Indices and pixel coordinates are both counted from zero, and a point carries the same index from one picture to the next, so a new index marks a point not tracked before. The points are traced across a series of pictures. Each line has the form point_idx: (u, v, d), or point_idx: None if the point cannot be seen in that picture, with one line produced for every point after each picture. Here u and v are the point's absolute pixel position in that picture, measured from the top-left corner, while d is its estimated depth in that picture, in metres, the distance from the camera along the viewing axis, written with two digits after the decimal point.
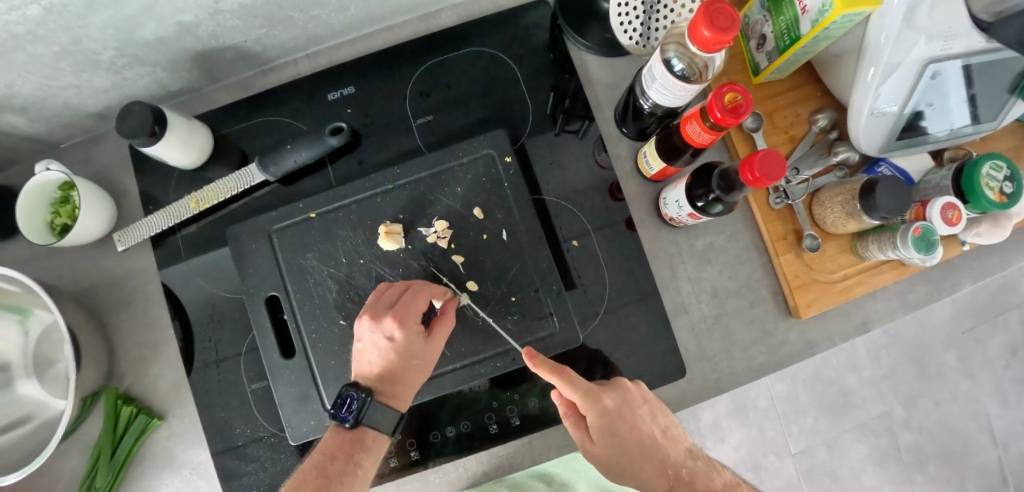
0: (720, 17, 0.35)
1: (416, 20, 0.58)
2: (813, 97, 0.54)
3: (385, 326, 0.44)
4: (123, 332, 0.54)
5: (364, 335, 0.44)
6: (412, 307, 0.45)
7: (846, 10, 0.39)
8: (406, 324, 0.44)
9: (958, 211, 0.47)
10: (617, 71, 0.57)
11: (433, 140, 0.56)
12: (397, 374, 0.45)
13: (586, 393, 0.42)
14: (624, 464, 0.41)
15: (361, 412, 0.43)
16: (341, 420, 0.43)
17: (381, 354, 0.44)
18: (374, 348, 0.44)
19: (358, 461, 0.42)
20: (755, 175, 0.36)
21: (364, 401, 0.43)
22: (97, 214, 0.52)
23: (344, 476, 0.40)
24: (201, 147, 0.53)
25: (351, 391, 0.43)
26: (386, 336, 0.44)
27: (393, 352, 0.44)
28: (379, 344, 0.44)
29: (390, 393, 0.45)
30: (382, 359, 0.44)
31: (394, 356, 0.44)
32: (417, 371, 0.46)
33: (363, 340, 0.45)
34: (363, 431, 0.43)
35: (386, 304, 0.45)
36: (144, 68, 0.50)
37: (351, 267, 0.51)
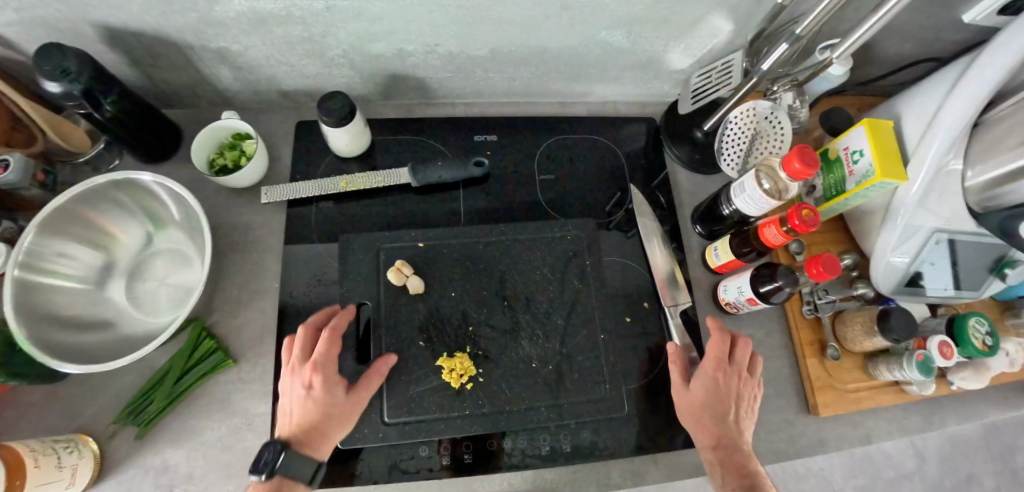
0: (806, 157, 0.50)
1: (553, 103, 0.74)
2: (841, 242, 0.69)
3: (305, 338, 0.51)
4: (231, 271, 0.58)
5: (288, 391, 0.49)
6: (331, 325, 0.51)
7: (883, 179, 0.55)
8: (309, 373, 0.48)
9: (951, 348, 0.59)
10: (696, 182, 0.73)
11: (546, 192, 0.68)
12: (324, 377, 0.49)
13: (716, 359, 0.52)
14: (700, 420, 0.51)
15: (278, 461, 0.44)
16: (287, 403, 0.47)
17: (308, 357, 0.50)
18: (309, 351, 0.50)
19: (338, 393, 0.49)
20: (818, 269, 0.49)
21: (295, 394, 0.47)
22: (256, 166, 0.59)
23: (321, 423, 0.47)
24: (362, 142, 0.64)
25: (293, 386, 0.48)
26: (304, 346, 0.50)
27: (308, 402, 0.47)
28: (305, 345, 0.50)
29: (306, 438, 0.46)
30: (315, 361, 0.49)
31: (303, 413, 0.47)
32: (328, 418, 0.47)
33: (287, 396, 0.49)
34: (333, 405, 0.48)
35: (297, 362, 0.50)
36: (348, 72, 0.62)
37: (439, 300, 0.57)
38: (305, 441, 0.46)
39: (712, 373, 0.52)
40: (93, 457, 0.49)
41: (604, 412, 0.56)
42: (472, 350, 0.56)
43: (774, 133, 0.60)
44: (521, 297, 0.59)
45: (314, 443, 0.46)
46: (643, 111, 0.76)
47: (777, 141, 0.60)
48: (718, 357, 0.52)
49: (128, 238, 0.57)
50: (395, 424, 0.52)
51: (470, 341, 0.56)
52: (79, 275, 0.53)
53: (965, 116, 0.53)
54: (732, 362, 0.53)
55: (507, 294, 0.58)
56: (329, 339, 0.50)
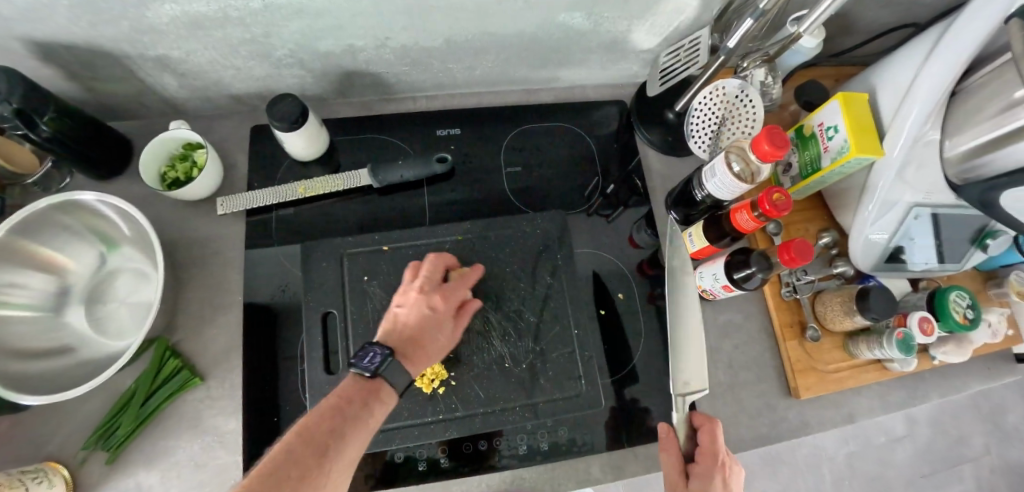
0: (776, 138, 0.48)
1: (519, 91, 0.71)
2: (820, 219, 0.67)
3: (431, 296, 0.51)
4: (192, 287, 0.57)
5: (405, 304, 0.50)
6: (456, 291, 0.53)
7: (858, 155, 0.53)
8: (432, 295, 0.51)
9: (931, 324, 0.57)
10: (670, 166, 0.70)
11: (514, 186, 0.66)
12: (423, 339, 0.49)
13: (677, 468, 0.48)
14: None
15: (384, 364, 0.45)
16: (360, 368, 0.45)
17: (418, 316, 0.49)
18: (413, 310, 0.50)
19: (372, 409, 0.43)
20: (790, 255, 0.47)
21: (387, 356, 0.46)
22: (209, 177, 0.57)
23: (355, 419, 0.42)
24: (319, 146, 0.61)
25: (374, 347, 0.46)
26: (428, 305, 0.50)
27: (417, 313, 0.50)
28: (420, 307, 0.50)
29: (407, 348, 0.48)
30: (418, 321, 0.49)
31: (417, 318, 0.49)
32: (431, 333, 0.50)
33: (401, 309, 0.50)
34: (380, 383, 0.45)
35: (430, 284, 0.52)
36: (299, 71, 0.59)
37: None
38: (328, 441, 0.39)
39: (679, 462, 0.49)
40: (63, 486, 0.48)
41: (581, 409, 0.55)
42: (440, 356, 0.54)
43: (747, 112, 0.57)
44: (491, 296, 0.57)
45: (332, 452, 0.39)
46: (614, 94, 0.73)
47: (749, 118, 0.57)
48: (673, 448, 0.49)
49: (83, 261, 0.55)
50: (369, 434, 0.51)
51: None
52: (32, 303, 0.52)
53: (941, 85, 0.50)
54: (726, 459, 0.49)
55: (476, 294, 0.57)
56: (460, 278, 0.54)
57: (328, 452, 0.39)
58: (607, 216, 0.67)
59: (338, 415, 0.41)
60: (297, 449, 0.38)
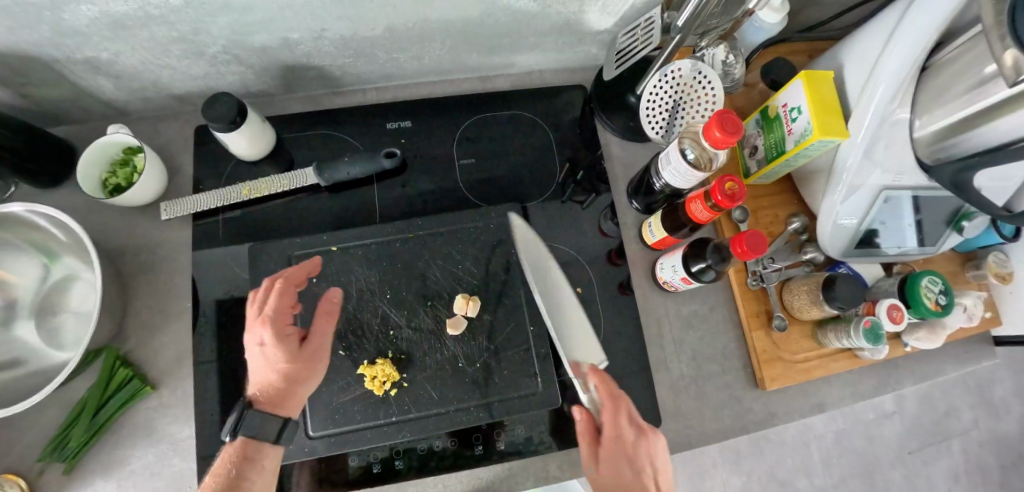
0: (728, 123, 0.45)
1: (474, 79, 0.68)
2: (789, 203, 0.65)
3: (257, 329, 0.47)
4: (142, 295, 0.56)
5: (257, 344, 0.47)
6: (280, 312, 0.48)
7: (821, 137, 0.50)
8: (288, 334, 0.48)
9: (901, 312, 0.56)
10: (633, 152, 0.68)
11: (470, 180, 0.64)
12: (285, 388, 0.47)
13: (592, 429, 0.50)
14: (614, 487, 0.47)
15: (241, 419, 0.44)
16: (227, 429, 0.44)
17: (275, 363, 0.47)
18: (248, 349, 0.48)
19: (248, 475, 0.42)
20: (743, 248, 0.44)
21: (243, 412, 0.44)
22: (152, 182, 0.56)
23: (234, 485, 0.41)
24: (265, 142, 0.59)
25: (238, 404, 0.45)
26: (258, 341, 0.47)
27: (268, 357, 0.47)
28: (278, 348, 0.47)
29: (269, 402, 0.46)
30: (286, 363, 0.47)
31: (256, 359, 0.48)
32: (285, 389, 0.47)
33: (257, 348, 0.47)
34: (245, 442, 0.44)
35: (268, 321, 0.47)
36: (237, 68, 0.57)
37: (360, 302, 0.55)
38: (238, 483, 0.41)
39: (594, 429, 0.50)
40: None
41: (537, 407, 0.54)
42: (391, 358, 0.53)
43: (703, 93, 0.54)
44: (444, 294, 0.56)
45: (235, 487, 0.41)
46: (574, 78, 0.70)
47: (708, 98, 0.54)
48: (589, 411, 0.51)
49: (25, 273, 0.54)
50: (320, 438, 0.51)
51: (392, 346, 0.54)
52: None
53: (908, 60, 0.47)
54: (629, 418, 0.49)
55: (427, 293, 0.56)
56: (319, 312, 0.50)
57: (235, 490, 0.41)
58: (579, 203, 0.65)
59: (239, 457, 0.43)
60: (206, 491, 0.40)
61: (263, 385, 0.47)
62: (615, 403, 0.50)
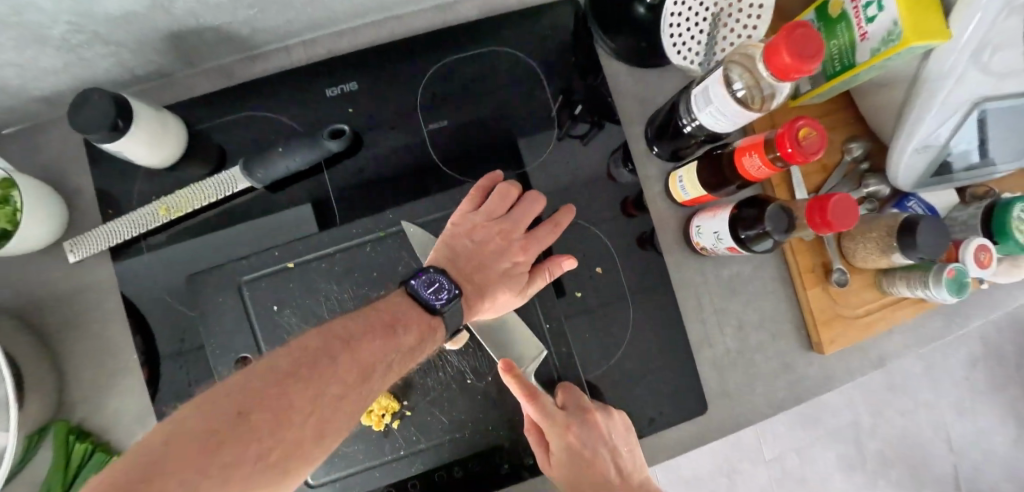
0: (804, 42, 0.31)
1: (429, 10, 0.51)
2: (847, 124, 0.52)
3: (486, 224, 0.44)
4: (77, 356, 0.46)
5: (485, 237, 0.44)
6: (519, 219, 0.45)
7: (917, 42, 0.36)
8: (512, 228, 0.45)
9: (990, 253, 0.46)
10: (645, 83, 0.53)
11: (446, 148, 0.50)
12: (484, 280, 0.42)
13: (555, 431, 0.41)
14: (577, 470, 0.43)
15: (449, 304, 0.38)
16: (423, 300, 0.37)
17: (477, 250, 0.43)
18: (468, 242, 0.43)
19: (400, 335, 0.35)
20: (825, 218, 0.33)
21: (456, 297, 0.38)
22: (45, 220, 0.43)
23: (350, 343, 0.32)
24: (173, 141, 0.45)
25: (444, 277, 0.38)
26: (484, 237, 0.44)
27: (495, 242, 0.44)
28: (480, 238, 0.44)
29: (476, 291, 0.41)
30: (477, 255, 0.43)
31: (491, 243, 0.44)
32: (503, 277, 0.43)
33: (471, 238, 0.44)
34: (436, 323, 0.37)
35: (493, 213, 0.45)
36: (106, 48, 0.41)
37: None
38: (387, 335, 0.34)
39: (561, 440, 0.42)
40: None
41: None
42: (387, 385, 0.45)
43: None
44: None
45: (298, 397, 0.28)
46: None
47: (751, 5, 0.40)
48: (547, 420, 0.41)
49: None
50: (325, 484, 0.44)
51: None
52: None
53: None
54: (594, 405, 0.44)
55: None
56: (528, 202, 0.46)
57: (334, 357, 0.31)
58: (579, 137, 0.52)
59: (396, 312, 0.36)
60: (249, 385, 0.27)
61: (457, 262, 0.42)
62: (578, 397, 0.44)
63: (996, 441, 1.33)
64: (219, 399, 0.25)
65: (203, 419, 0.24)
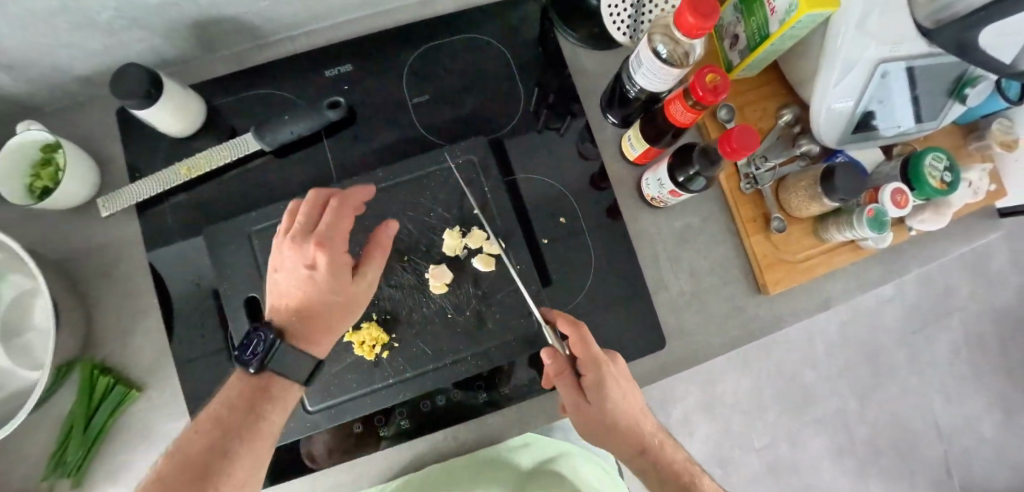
0: (703, 4, 0.39)
1: (414, 5, 0.60)
2: (780, 94, 0.60)
3: (304, 249, 0.40)
4: (103, 302, 0.53)
5: (285, 265, 0.41)
6: (337, 228, 0.41)
7: (810, 10, 0.44)
8: (323, 251, 0.40)
9: (906, 196, 0.53)
10: (602, 63, 0.62)
11: (429, 119, 0.58)
12: (316, 311, 0.41)
13: (595, 361, 0.45)
14: (613, 431, 0.45)
15: (267, 358, 0.38)
16: (242, 362, 0.38)
17: (303, 284, 0.40)
18: (293, 275, 0.41)
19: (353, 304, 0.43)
20: (733, 146, 0.41)
21: (273, 344, 0.39)
22: (82, 181, 0.51)
23: (259, 394, 0.38)
24: (195, 114, 0.53)
25: (260, 331, 0.38)
26: (308, 264, 0.40)
27: (314, 279, 0.40)
28: (302, 274, 0.40)
29: (302, 330, 0.41)
30: (305, 295, 0.40)
31: (310, 291, 0.40)
32: (325, 293, 0.40)
33: (284, 270, 0.41)
34: (270, 378, 0.39)
35: (305, 229, 0.41)
36: (141, 33, 0.49)
37: None
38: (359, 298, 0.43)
39: (601, 374, 0.45)
40: None
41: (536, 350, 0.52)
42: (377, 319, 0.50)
43: None
44: (416, 241, 0.52)
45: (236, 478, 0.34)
46: None
47: None
48: (587, 354, 0.45)
49: None
50: (321, 411, 0.49)
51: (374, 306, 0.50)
52: None
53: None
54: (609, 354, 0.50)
55: (398, 247, 0.52)
56: (338, 209, 0.41)
57: (258, 419, 0.37)
58: (556, 130, 0.59)
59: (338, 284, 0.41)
60: (189, 450, 0.34)
61: (308, 318, 0.41)
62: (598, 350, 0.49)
63: (984, 428, 1.35)
64: (175, 457, 0.33)
65: (159, 482, 0.31)
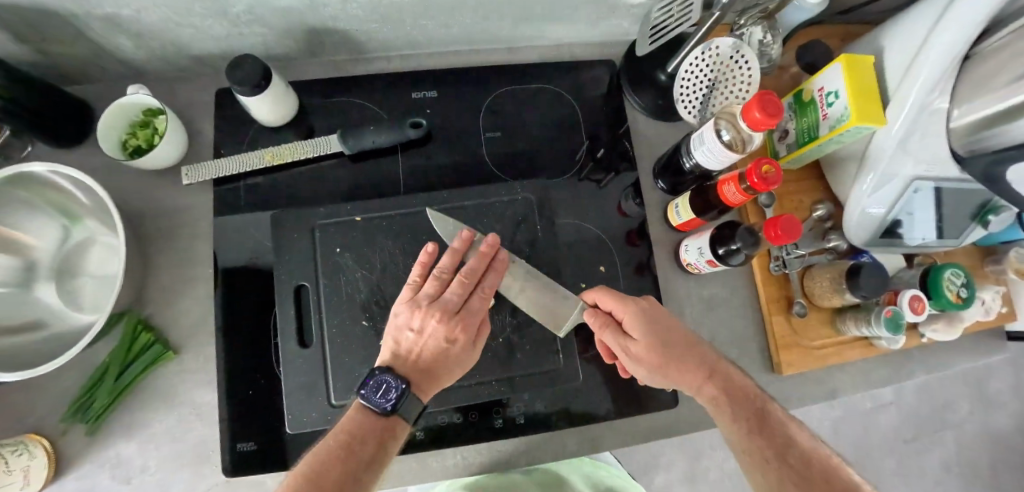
0: (769, 104, 0.44)
1: (500, 50, 0.66)
2: (816, 190, 0.64)
3: (450, 323, 0.48)
4: (162, 261, 0.55)
5: (421, 327, 0.47)
6: (476, 312, 0.49)
7: (859, 123, 0.49)
8: (467, 322, 0.49)
9: (922, 303, 0.57)
10: (659, 131, 0.67)
11: (496, 153, 0.63)
12: (438, 373, 0.47)
13: (628, 301, 0.50)
14: (673, 365, 0.47)
15: (399, 403, 0.44)
16: (374, 405, 0.43)
17: (436, 349, 0.47)
18: (430, 340, 0.47)
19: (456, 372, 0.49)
20: (776, 232, 0.45)
21: (404, 392, 0.44)
22: (173, 147, 0.54)
23: (378, 430, 0.43)
24: (287, 109, 0.57)
25: (389, 378, 0.44)
26: (448, 334, 0.48)
27: (453, 342, 0.48)
28: (437, 339, 0.47)
29: (427, 380, 0.47)
30: (436, 355, 0.47)
31: (443, 352, 0.47)
32: (452, 362, 0.48)
33: (417, 330, 0.47)
34: (395, 421, 0.44)
35: (451, 303, 0.49)
36: (261, 29, 0.54)
37: (384, 271, 0.55)
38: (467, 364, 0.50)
39: (641, 308, 0.49)
40: (41, 459, 0.48)
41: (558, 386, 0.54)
42: None
43: (741, 76, 0.54)
44: None
45: None
46: (604, 53, 0.69)
47: (743, 81, 0.54)
48: (618, 298, 0.50)
49: (45, 234, 0.54)
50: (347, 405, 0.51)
51: None
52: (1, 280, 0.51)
53: (962, 35, 0.43)
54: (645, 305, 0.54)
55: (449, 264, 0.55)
56: (483, 290, 0.50)
57: (373, 454, 0.41)
58: (597, 182, 0.64)
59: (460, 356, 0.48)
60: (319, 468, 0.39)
61: (426, 373, 0.47)
62: None
63: None
64: (312, 469, 0.39)
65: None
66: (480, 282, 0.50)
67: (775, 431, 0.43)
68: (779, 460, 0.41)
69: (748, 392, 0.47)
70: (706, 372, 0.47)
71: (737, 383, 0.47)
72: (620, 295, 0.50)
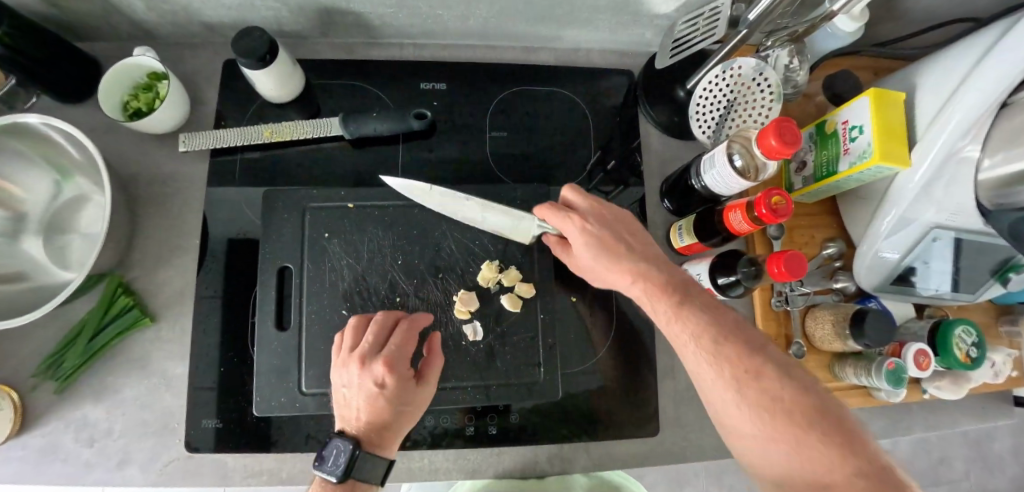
0: (787, 133, 0.42)
1: (517, 49, 0.65)
2: (829, 227, 0.62)
3: (374, 367, 0.43)
4: (151, 227, 0.55)
5: (351, 381, 0.44)
6: (404, 351, 0.45)
7: (881, 162, 0.46)
8: (397, 362, 0.44)
9: (928, 358, 0.53)
10: (671, 149, 0.65)
11: (500, 153, 0.61)
12: (386, 425, 0.43)
13: (564, 220, 0.48)
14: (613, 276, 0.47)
15: (348, 465, 0.41)
16: (326, 473, 0.41)
17: (370, 402, 0.43)
18: (360, 393, 0.43)
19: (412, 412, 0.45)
20: (780, 268, 0.43)
21: (354, 454, 0.41)
22: (172, 113, 0.53)
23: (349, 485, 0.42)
24: (293, 86, 0.56)
25: (338, 442, 0.42)
26: (377, 381, 0.43)
27: (383, 392, 0.43)
28: (367, 388, 0.43)
29: (377, 436, 0.43)
30: (374, 408, 0.43)
31: (377, 401, 0.43)
32: (393, 410, 0.44)
33: (350, 386, 0.44)
34: (353, 483, 0.42)
35: (373, 346, 0.45)
36: (273, 3, 0.53)
37: (371, 263, 0.53)
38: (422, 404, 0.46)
39: (578, 228, 0.48)
40: (8, 412, 0.48)
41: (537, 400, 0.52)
42: None
43: (760, 99, 0.52)
44: (457, 262, 0.54)
45: None
46: (624, 63, 0.67)
47: (763, 107, 0.52)
48: (557, 218, 0.48)
49: (37, 187, 0.54)
50: (316, 395, 0.50)
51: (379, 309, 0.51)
52: None
53: (1004, 80, 0.40)
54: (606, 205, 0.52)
55: (438, 262, 0.54)
56: (408, 326, 0.46)
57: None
58: (605, 193, 0.62)
59: (400, 402, 0.44)
60: None
61: (370, 427, 0.43)
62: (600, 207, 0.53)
63: None
64: None
65: None
66: (404, 321, 0.47)
67: (716, 337, 0.40)
68: (716, 368, 0.39)
69: (684, 292, 0.44)
70: (634, 285, 0.45)
71: (671, 281, 0.45)
72: (557, 210, 0.48)
